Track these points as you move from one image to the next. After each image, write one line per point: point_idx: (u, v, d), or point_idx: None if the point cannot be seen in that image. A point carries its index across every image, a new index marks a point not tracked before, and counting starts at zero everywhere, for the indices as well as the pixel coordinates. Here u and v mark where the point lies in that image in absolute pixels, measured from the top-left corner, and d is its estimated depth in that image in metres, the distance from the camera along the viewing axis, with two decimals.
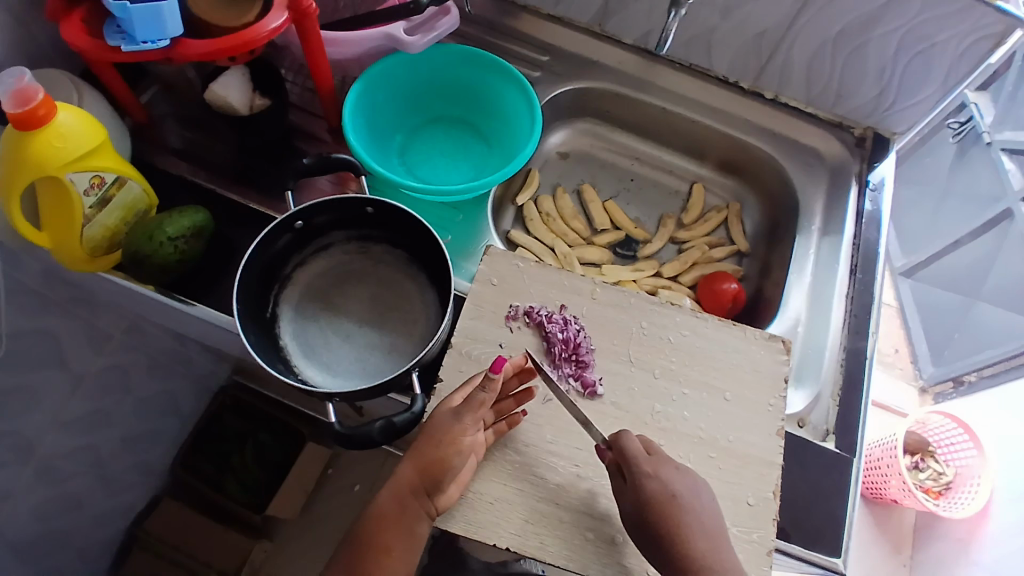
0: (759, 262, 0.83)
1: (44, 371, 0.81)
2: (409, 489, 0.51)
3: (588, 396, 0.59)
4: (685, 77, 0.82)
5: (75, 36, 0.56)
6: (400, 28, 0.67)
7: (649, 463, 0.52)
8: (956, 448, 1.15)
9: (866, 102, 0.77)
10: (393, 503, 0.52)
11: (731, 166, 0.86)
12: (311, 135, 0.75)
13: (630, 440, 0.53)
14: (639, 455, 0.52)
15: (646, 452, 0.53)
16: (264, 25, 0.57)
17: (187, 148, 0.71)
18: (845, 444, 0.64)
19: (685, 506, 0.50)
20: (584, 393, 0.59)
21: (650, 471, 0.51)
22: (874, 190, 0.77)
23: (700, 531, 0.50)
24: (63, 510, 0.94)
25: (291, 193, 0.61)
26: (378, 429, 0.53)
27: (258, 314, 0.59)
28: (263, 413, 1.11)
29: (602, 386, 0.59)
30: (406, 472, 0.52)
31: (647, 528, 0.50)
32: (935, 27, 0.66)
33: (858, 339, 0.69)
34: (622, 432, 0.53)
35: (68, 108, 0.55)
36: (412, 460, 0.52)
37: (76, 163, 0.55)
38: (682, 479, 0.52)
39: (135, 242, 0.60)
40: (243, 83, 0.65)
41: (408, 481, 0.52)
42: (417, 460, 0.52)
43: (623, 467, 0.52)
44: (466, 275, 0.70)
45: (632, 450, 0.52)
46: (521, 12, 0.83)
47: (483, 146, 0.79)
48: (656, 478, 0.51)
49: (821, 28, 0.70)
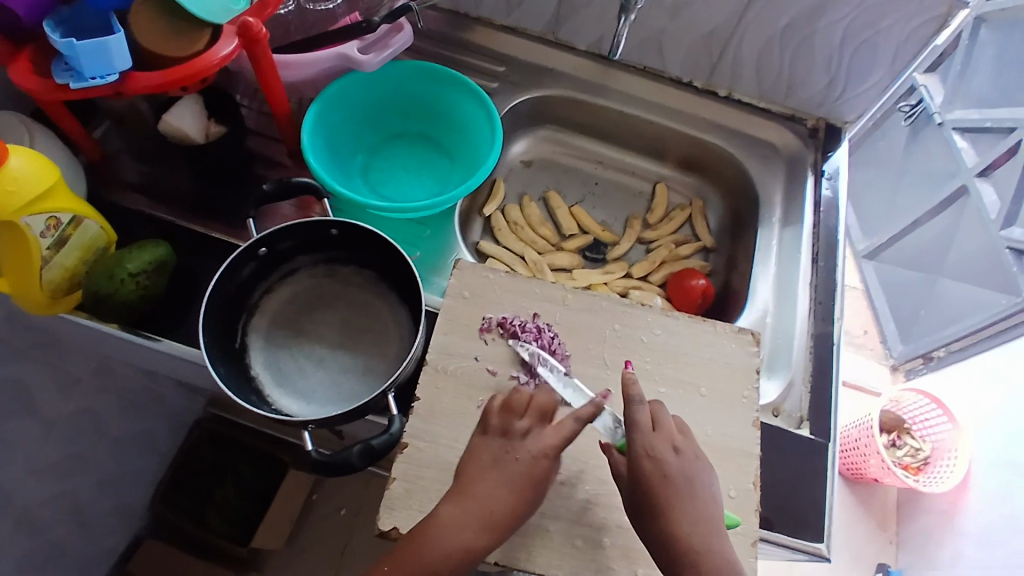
0: (724, 257, 0.85)
1: (12, 419, 0.78)
2: (485, 521, 0.45)
3: None
4: (640, 80, 0.84)
5: (21, 77, 0.55)
6: (353, 47, 0.67)
7: (651, 438, 0.47)
8: (931, 423, 1.18)
9: (816, 92, 0.79)
10: (454, 534, 0.44)
11: (692, 164, 0.87)
12: (272, 160, 0.75)
13: (637, 411, 0.48)
14: (642, 427, 0.47)
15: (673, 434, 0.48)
16: (214, 53, 0.57)
17: (143, 181, 0.70)
18: (820, 429, 0.65)
19: (678, 487, 0.45)
20: None
21: (651, 444, 0.47)
22: (830, 178, 0.80)
23: (690, 513, 0.45)
24: (41, 560, 0.91)
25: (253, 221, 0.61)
26: (356, 452, 0.52)
27: (227, 345, 0.58)
28: (242, 443, 1.09)
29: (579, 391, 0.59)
30: (495, 503, 0.45)
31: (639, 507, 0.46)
32: (879, 14, 0.68)
33: (825, 326, 0.71)
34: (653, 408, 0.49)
35: (19, 151, 0.54)
36: (505, 489, 0.46)
37: (29, 207, 0.54)
38: (678, 460, 0.46)
39: (96, 281, 0.59)
40: (197, 111, 0.65)
41: (491, 510, 0.45)
42: (511, 490, 0.46)
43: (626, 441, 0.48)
44: (436, 289, 0.70)
45: (635, 421, 0.47)
46: (475, 25, 0.84)
47: (446, 160, 0.80)
48: (651, 455, 0.46)
49: (768, 23, 0.72)
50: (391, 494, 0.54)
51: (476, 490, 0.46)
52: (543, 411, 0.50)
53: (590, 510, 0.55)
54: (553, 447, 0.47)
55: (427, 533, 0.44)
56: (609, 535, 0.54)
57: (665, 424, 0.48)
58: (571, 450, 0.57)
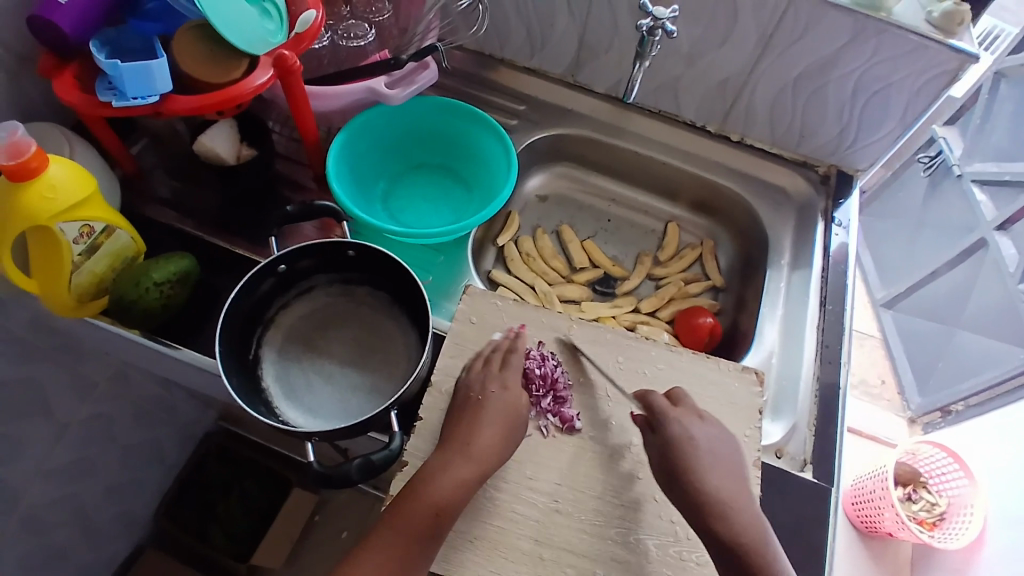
0: (734, 296, 0.85)
1: (29, 418, 0.81)
2: (467, 449, 0.53)
3: (566, 431, 0.60)
4: (655, 122, 0.86)
5: (66, 92, 0.59)
6: (381, 82, 0.70)
7: (676, 411, 0.57)
8: (948, 478, 1.15)
9: (828, 141, 0.81)
10: (445, 468, 0.52)
11: (704, 205, 0.89)
12: (296, 183, 0.78)
13: (656, 396, 0.58)
14: (666, 408, 0.57)
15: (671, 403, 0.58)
16: (250, 81, 0.61)
17: (175, 198, 0.74)
18: (823, 474, 0.64)
19: (704, 453, 0.54)
20: (562, 427, 0.60)
21: (677, 418, 0.56)
22: (840, 226, 0.80)
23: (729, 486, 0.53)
24: (44, 561, 0.93)
25: (275, 240, 0.63)
26: (356, 467, 0.53)
27: (240, 357, 0.60)
28: (250, 459, 1.11)
29: (579, 420, 0.60)
30: (467, 434, 0.54)
31: (675, 478, 0.53)
32: (890, 67, 0.70)
33: (831, 370, 0.70)
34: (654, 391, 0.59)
35: (60, 162, 0.58)
36: (472, 422, 0.55)
37: (66, 214, 0.57)
38: (704, 426, 0.56)
39: (121, 288, 0.61)
40: (230, 133, 0.69)
41: (467, 442, 0.53)
42: (478, 421, 0.55)
43: (653, 421, 0.57)
44: (445, 313, 0.71)
45: (658, 404, 0.57)
46: (500, 66, 0.87)
47: (463, 191, 0.82)
48: (681, 425, 0.55)
49: (781, 72, 0.74)
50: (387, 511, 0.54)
51: (454, 430, 0.55)
52: (497, 362, 0.60)
53: (586, 539, 0.55)
54: (504, 384, 0.58)
55: (427, 474, 0.52)
56: (603, 567, 0.54)
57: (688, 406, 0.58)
58: (569, 478, 0.57)
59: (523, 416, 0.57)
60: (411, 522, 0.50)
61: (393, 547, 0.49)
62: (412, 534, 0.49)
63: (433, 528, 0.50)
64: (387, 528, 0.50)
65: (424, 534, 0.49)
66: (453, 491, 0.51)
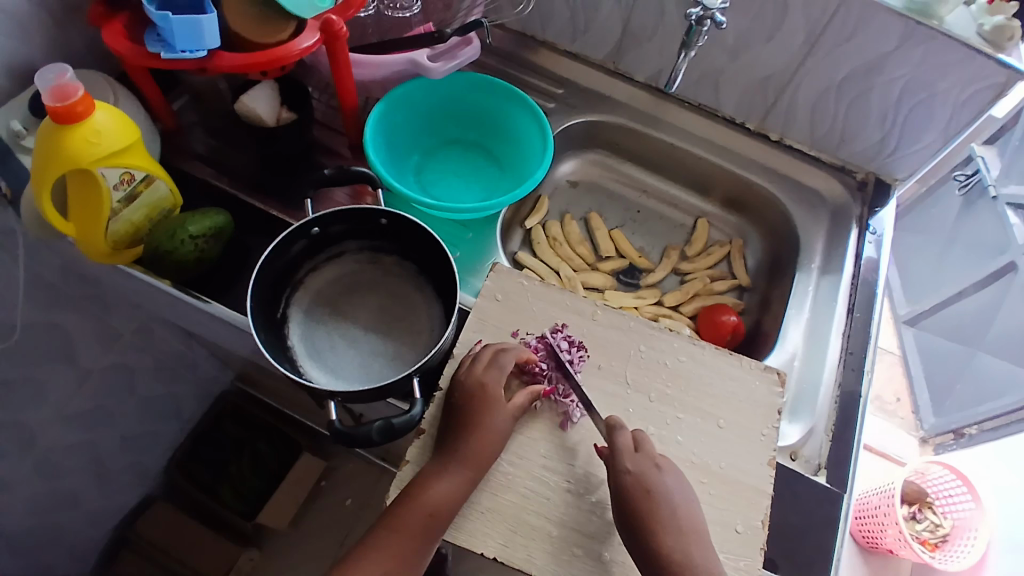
0: (759, 297, 0.85)
1: (52, 362, 0.82)
2: (462, 459, 0.54)
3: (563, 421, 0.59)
4: (693, 116, 0.85)
5: (115, 40, 0.60)
6: (423, 55, 0.70)
7: (632, 459, 0.54)
8: (955, 500, 1.13)
9: (869, 146, 0.80)
10: (438, 479, 0.53)
11: (736, 202, 0.88)
12: (331, 150, 0.79)
13: (620, 432, 0.55)
14: (625, 450, 0.54)
15: (634, 448, 0.55)
16: (297, 44, 0.61)
17: (211, 154, 0.75)
18: (836, 479, 0.64)
19: (660, 498, 0.52)
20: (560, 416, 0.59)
21: (631, 467, 0.53)
22: (874, 235, 0.79)
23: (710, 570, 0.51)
24: (57, 506, 0.94)
25: (308, 202, 0.63)
26: (376, 429, 0.54)
27: (269, 313, 0.61)
28: (262, 422, 1.13)
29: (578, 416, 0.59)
30: (457, 443, 0.54)
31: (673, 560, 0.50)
32: (938, 76, 0.68)
33: (853, 379, 0.70)
34: (615, 424, 0.56)
35: (105, 108, 0.58)
36: (465, 434, 0.55)
37: (108, 160, 0.58)
38: (661, 477, 0.53)
39: (157, 238, 0.62)
40: (271, 97, 0.69)
41: (457, 453, 0.54)
42: (470, 433, 0.55)
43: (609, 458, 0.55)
44: (471, 290, 0.72)
45: (620, 443, 0.55)
46: (540, 47, 0.87)
47: (495, 170, 0.82)
48: (636, 474, 0.53)
49: (826, 73, 0.73)
50: (402, 475, 0.56)
51: (449, 440, 0.55)
52: (483, 358, 0.58)
53: (593, 521, 0.55)
54: (490, 386, 0.56)
55: (419, 484, 0.53)
56: (608, 548, 0.54)
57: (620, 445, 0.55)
58: (585, 460, 0.57)
59: (511, 416, 0.56)
60: (406, 529, 0.52)
61: (390, 548, 0.52)
62: (407, 538, 0.52)
63: (427, 534, 0.52)
64: (386, 532, 0.52)
65: (421, 539, 0.52)
66: (446, 501, 0.52)
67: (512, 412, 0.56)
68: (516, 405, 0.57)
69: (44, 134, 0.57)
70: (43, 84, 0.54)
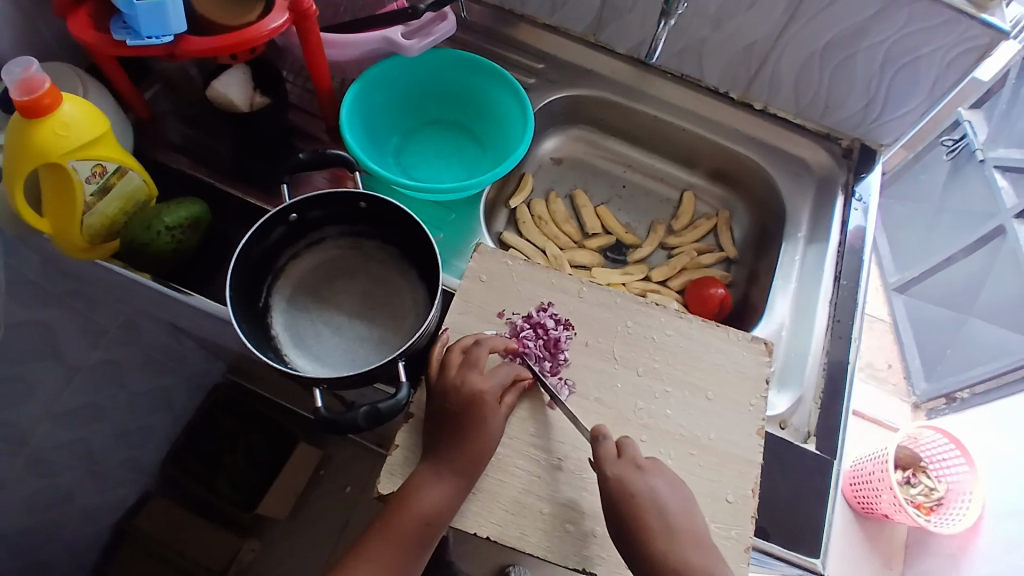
0: (746, 270, 0.84)
1: (39, 361, 0.82)
2: (459, 462, 0.53)
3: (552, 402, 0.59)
4: (677, 88, 0.84)
5: (81, 30, 0.58)
6: (397, 32, 0.69)
7: (615, 466, 0.53)
8: (948, 464, 1.14)
9: (853, 113, 0.79)
10: (433, 481, 0.52)
11: (721, 175, 0.87)
12: (310, 135, 0.77)
13: (604, 443, 0.54)
14: (607, 458, 0.53)
15: (616, 454, 0.54)
16: (265, 25, 0.59)
17: (186, 144, 0.74)
18: (826, 446, 0.64)
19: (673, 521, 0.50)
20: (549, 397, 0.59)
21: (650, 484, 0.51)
22: (861, 200, 0.79)
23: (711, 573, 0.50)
24: (52, 504, 0.94)
25: (285, 187, 0.62)
26: (362, 414, 0.53)
27: (251, 302, 0.61)
28: (255, 413, 1.14)
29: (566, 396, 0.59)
30: (452, 451, 0.53)
31: None
32: (921, 39, 0.67)
33: (841, 346, 0.70)
34: (599, 431, 0.54)
35: (72, 100, 0.57)
36: (462, 442, 0.53)
37: (78, 153, 0.57)
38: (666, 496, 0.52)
39: (134, 230, 0.61)
40: (243, 81, 0.67)
41: (452, 455, 0.53)
42: (468, 441, 0.53)
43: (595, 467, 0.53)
44: (455, 271, 0.71)
45: (603, 453, 0.53)
46: (519, 22, 0.85)
47: (477, 149, 0.81)
48: (618, 479, 0.52)
49: (808, 39, 0.72)
50: (392, 460, 0.56)
51: (441, 441, 0.54)
52: (479, 361, 0.57)
53: (584, 497, 0.55)
54: (487, 390, 0.55)
55: (412, 487, 0.53)
56: (600, 524, 0.55)
57: (601, 451, 0.53)
58: (572, 437, 0.57)
59: (504, 417, 0.56)
60: (402, 531, 0.52)
61: (388, 553, 0.52)
62: (404, 544, 0.52)
63: (421, 536, 0.52)
64: (381, 537, 0.52)
65: (417, 541, 0.52)
66: (440, 509, 0.52)
67: (505, 413, 0.56)
68: (507, 404, 0.56)
69: (12, 128, 0.55)
70: (8, 78, 0.53)
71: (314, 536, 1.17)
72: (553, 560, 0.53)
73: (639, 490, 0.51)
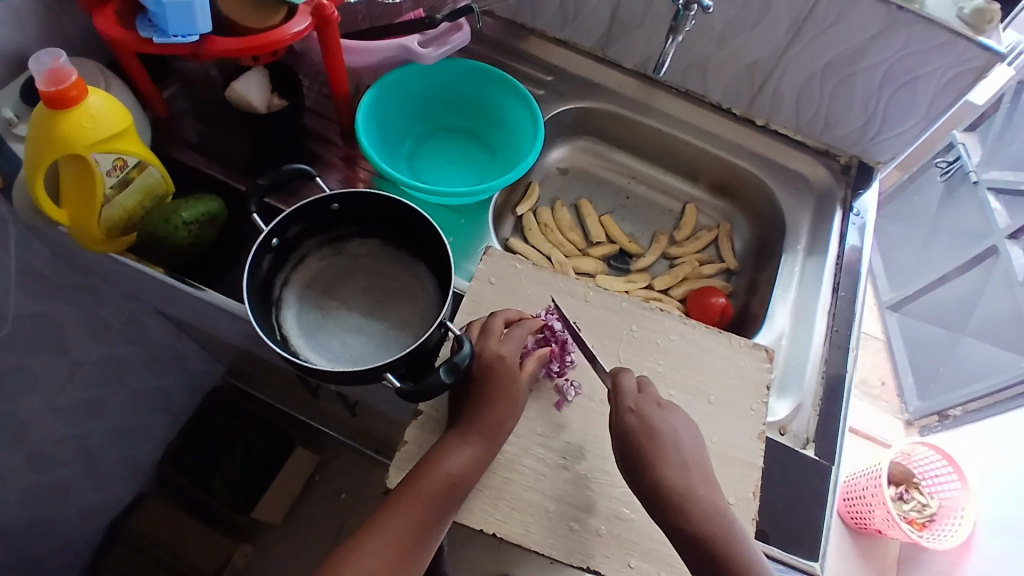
0: (746, 281, 0.86)
1: (44, 353, 0.82)
2: (483, 427, 0.55)
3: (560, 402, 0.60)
4: (681, 103, 0.87)
5: (107, 25, 0.60)
6: (414, 41, 0.71)
7: (634, 400, 0.55)
8: (940, 481, 1.15)
9: (852, 131, 0.81)
10: (457, 448, 0.54)
11: (723, 188, 0.90)
12: (324, 138, 0.79)
13: (625, 375, 0.57)
14: (630, 391, 0.55)
15: (637, 391, 0.56)
16: (288, 29, 0.61)
17: (202, 142, 0.75)
18: (824, 452, 0.66)
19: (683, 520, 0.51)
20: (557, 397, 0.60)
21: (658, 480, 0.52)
22: (858, 215, 0.81)
23: None
24: (49, 499, 0.93)
25: (254, 216, 0.59)
26: (444, 372, 0.53)
27: (274, 336, 0.60)
28: (254, 415, 1.14)
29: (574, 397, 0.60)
30: (478, 415, 0.55)
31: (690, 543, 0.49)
32: (919, 60, 0.70)
33: (840, 355, 0.71)
34: (620, 369, 0.57)
35: (97, 93, 0.58)
36: (486, 405, 0.56)
37: (102, 146, 0.58)
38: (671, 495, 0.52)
39: (151, 224, 0.63)
40: (262, 84, 0.69)
41: (477, 420, 0.55)
42: (491, 402, 0.56)
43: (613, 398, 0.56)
44: (465, 274, 0.73)
45: (625, 383, 0.56)
46: (530, 36, 0.88)
47: (486, 156, 0.83)
48: (638, 412, 0.54)
49: (810, 59, 0.75)
50: (401, 455, 0.57)
51: (465, 413, 0.56)
52: (494, 329, 0.59)
53: (589, 496, 0.56)
54: (506, 354, 0.57)
55: (437, 455, 0.54)
56: (605, 522, 0.55)
57: (624, 384, 0.56)
58: (579, 437, 0.58)
59: (528, 384, 0.58)
60: (425, 499, 0.52)
61: (411, 518, 0.51)
62: (428, 506, 0.52)
63: (444, 496, 0.52)
64: (405, 499, 0.52)
65: (441, 509, 0.52)
66: (466, 470, 0.53)
67: (529, 378, 0.58)
68: (528, 371, 0.58)
69: (37, 118, 0.56)
70: (37, 68, 0.54)
71: (309, 540, 1.18)
72: (559, 557, 0.54)
73: (660, 427, 0.53)
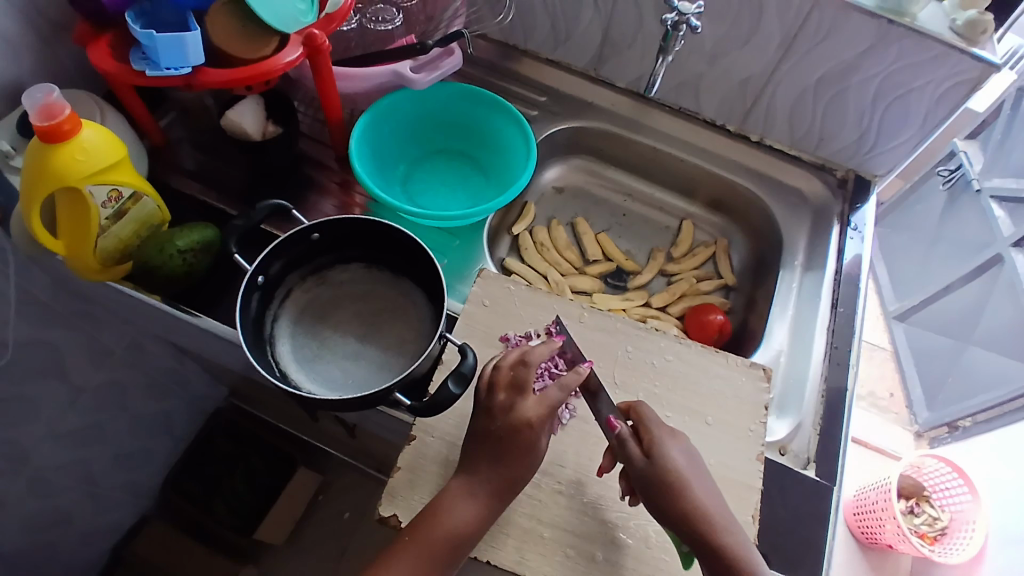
0: (745, 296, 0.86)
1: (44, 380, 0.83)
2: (492, 484, 0.52)
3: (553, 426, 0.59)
4: (675, 120, 0.87)
5: (101, 58, 0.61)
6: (406, 66, 0.72)
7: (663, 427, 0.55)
8: (951, 493, 1.13)
9: (847, 145, 0.81)
10: (463, 500, 0.52)
11: (719, 204, 0.89)
12: (319, 163, 0.80)
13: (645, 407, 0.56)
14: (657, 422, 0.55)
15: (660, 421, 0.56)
16: (281, 58, 0.62)
17: (198, 169, 0.76)
18: (825, 472, 0.65)
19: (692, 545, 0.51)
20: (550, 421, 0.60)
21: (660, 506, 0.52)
22: (856, 229, 0.80)
23: None
24: (50, 524, 0.94)
25: (237, 255, 0.59)
26: (451, 380, 0.53)
27: (273, 372, 0.59)
28: (257, 437, 1.14)
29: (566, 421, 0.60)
30: (488, 472, 0.52)
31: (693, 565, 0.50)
32: (910, 74, 0.70)
33: (840, 372, 0.71)
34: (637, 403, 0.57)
35: (92, 126, 0.59)
36: (499, 464, 0.52)
37: (96, 177, 0.59)
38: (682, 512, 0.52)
39: (146, 253, 0.63)
40: (256, 112, 0.70)
41: (487, 477, 0.52)
42: (506, 464, 0.52)
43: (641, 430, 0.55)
44: (459, 296, 0.73)
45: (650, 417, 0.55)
46: (523, 57, 0.88)
47: (481, 178, 0.83)
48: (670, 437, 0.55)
49: (802, 75, 0.75)
50: (394, 483, 0.56)
51: (475, 465, 0.53)
52: (528, 385, 0.53)
53: (585, 520, 0.56)
54: (536, 422, 0.52)
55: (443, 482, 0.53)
56: (601, 549, 0.55)
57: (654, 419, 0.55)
58: (573, 461, 0.58)
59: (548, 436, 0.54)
60: (430, 550, 0.51)
61: (414, 568, 0.51)
62: (431, 561, 0.51)
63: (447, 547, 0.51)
64: (408, 553, 0.51)
65: (445, 559, 0.51)
66: (470, 524, 0.52)
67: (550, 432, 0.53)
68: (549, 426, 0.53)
69: (31, 153, 0.57)
70: (31, 104, 0.55)
71: (312, 562, 1.17)
72: None
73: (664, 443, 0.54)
